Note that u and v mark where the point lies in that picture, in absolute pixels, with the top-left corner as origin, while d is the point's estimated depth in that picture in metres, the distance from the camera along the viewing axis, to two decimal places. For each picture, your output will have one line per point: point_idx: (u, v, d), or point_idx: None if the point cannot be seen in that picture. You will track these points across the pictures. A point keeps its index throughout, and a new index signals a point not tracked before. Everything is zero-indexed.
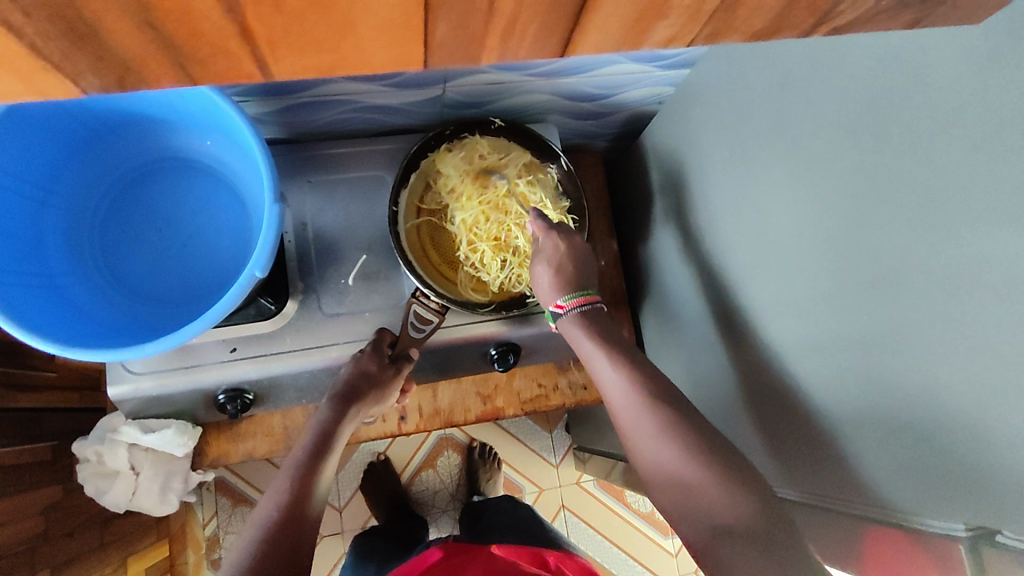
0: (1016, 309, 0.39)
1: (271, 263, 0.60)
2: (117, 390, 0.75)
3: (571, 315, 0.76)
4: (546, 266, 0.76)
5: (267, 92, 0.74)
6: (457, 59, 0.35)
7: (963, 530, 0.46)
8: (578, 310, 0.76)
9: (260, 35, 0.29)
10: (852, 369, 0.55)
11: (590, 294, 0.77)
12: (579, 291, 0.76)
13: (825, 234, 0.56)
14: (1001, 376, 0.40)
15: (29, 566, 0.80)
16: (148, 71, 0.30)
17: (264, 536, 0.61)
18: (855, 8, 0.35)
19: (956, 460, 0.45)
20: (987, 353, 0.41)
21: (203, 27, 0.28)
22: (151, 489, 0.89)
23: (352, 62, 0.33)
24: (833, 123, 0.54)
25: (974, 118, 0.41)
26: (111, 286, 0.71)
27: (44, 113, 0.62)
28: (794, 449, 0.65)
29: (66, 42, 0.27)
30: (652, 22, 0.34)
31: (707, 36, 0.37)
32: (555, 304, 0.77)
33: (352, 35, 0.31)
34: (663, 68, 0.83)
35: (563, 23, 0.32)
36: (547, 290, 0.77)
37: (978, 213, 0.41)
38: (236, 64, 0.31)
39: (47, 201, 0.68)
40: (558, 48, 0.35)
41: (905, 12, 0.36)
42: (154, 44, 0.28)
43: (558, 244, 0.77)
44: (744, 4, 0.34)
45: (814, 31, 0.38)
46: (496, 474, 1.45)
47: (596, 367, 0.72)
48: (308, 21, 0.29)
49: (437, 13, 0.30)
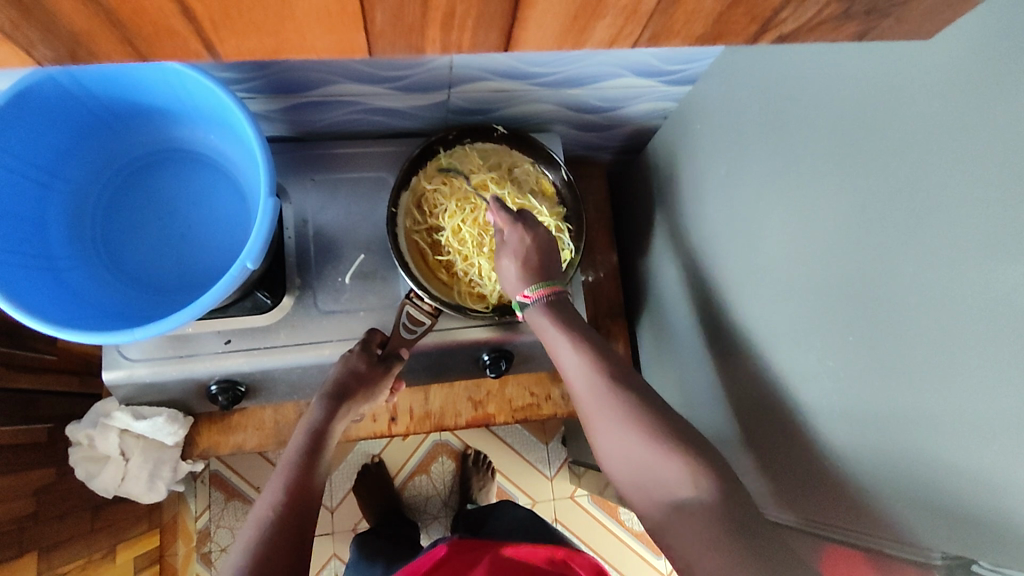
0: (991, 322, 0.39)
1: (263, 255, 0.61)
2: (112, 375, 0.76)
3: (537, 306, 0.73)
4: (511, 257, 0.74)
5: (275, 90, 0.75)
6: (400, 47, 0.37)
7: (939, 559, 0.45)
8: (545, 301, 0.73)
9: (201, 16, 0.31)
10: (833, 387, 0.55)
11: (553, 285, 0.74)
12: (546, 283, 0.74)
13: (818, 252, 0.56)
14: (974, 389, 0.41)
15: (17, 545, 0.81)
16: (95, 43, 0.32)
17: (262, 538, 0.61)
18: (796, 18, 0.38)
19: (933, 477, 0.45)
20: (960, 366, 0.42)
21: (143, 4, 0.30)
22: (139, 476, 0.90)
23: (295, 47, 0.36)
24: (825, 143, 0.54)
25: (953, 138, 0.42)
26: (109, 272, 0.73)
27: (55, 101, 0.64)
28: (778, 468, 0.64)
29: (14, 12, 0.29)
30: (590, 21, 0.36)
31: (650, 37, 0.39)
32: (520, 293, 0.74)
33: (292, 19, 0.33)
34: (666, 83, 0.84)
35: (499, 19, 0.35)
36: (512, 281, 0.74)
37: (959, 233, 0.41)
38: (183, 43, 0.33)
39: (50, 185, 0.70)
40: (500, 45, 0.38)
41: (849, 22, 0.39)
42: (99, 18, 0.30)
43: (525, 237, 0.73)
44: (681, 8, 0.36)
45: (760, 37, 0.41)
46: (489, 483, 1.43)
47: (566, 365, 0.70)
48: (246, 4, 0.31)
49: (373, 2, 0.32)
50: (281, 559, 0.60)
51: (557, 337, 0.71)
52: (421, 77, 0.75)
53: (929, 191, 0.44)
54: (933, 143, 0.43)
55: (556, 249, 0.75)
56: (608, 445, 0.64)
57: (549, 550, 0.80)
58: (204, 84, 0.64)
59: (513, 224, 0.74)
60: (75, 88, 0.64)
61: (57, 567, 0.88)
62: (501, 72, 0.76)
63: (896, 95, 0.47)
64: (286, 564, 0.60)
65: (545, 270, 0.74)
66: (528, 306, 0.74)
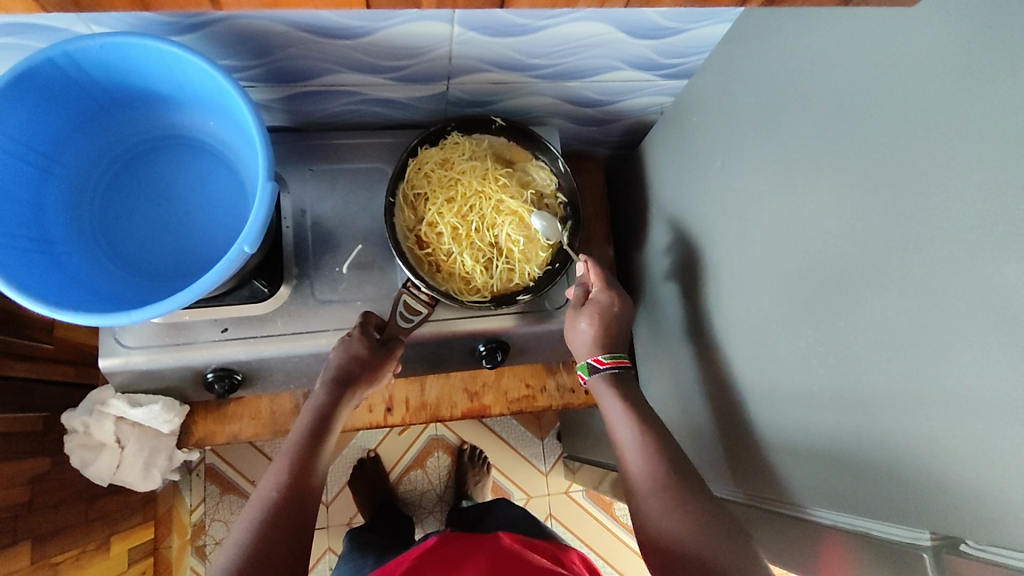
0: (970, 299, 0.40)
1: (260, 240, 0.61)
2: (109, 362, 0.76)
3: (606, 373, 0.76)
4: (593, 319, 0.79)
5: (274, 79, 0.76)
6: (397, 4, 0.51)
7: (927, 539, 0.46)
8: (614, 370, 0.76)
9: None
10: (824, 375, 0.55)
11: (622, 357, 0.78)
12: (614, 352, 0.78)
13: (811, 242, 0.56)
14: (954, 367, 0.42)
15: (11, 533, 0.81)
16: None
17: (264, 519, 0.61)
18: None
19: (916, 460, 0.46)
20: (944, 347, 0.42)
21: None
22: (135, 463, 0.91)
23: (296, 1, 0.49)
24: (820, 131, 0.55)
25: (943, 122, 0.43)
26: (108, 259, 0.73)
27: (54, 87, 0.63)
28: (766, 459, 0.65)
29: None
30: None
31: None
32: (592, 357, 0.78)
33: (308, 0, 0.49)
34: (664, 77, 0.85)
35: None
36: (586, 343, 0.79)
37: (947, 221, 0.42)
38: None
39: (50, 170, 0.71)
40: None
41: None
42: None
43: (612, 302, 0.80)
44: None
45: None
46: (484, 478, 1.42)
47: (618, 432, 0.71)
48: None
49: None
50: (283, 540, 0.60)
51: (620, 409, 0.72)
52: (420, 67, 0.76)
53: (920, 179, 0.44)
54: (925, 131, 0.44)
55: (618, 320, 0.79)
56: (650, 509, 0.63)
57: (544, 545, 0.80)
58: (204, 71, 0.64)
59: (606, 288, 0.81)
60: (79, 76, 0.64)
61: (50, 556, 0.88)
62: (500, 63, 0.77)
63: (888, 81, 0.48)
64: (286, 547, 0.60)
65: (609, 338, 0.78)
66: (598, 371, 0.76)
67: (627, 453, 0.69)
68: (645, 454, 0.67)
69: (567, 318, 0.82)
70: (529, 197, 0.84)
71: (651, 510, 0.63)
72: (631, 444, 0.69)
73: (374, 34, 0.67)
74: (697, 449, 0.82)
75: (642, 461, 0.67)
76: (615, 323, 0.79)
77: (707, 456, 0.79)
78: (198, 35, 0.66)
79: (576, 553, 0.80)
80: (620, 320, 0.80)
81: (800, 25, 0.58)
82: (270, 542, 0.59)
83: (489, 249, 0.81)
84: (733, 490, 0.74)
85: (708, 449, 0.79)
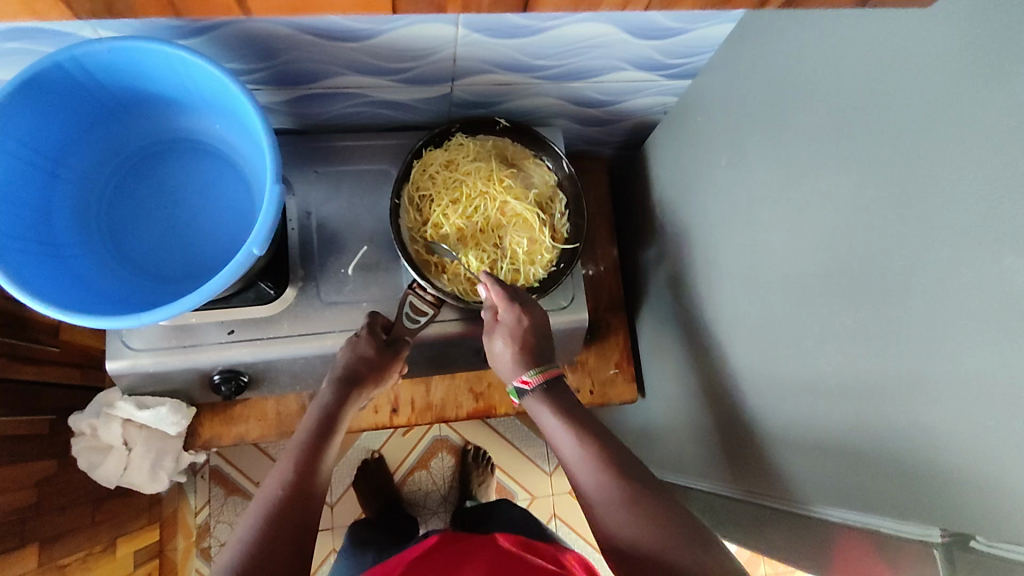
0: (979, 298, 0.40)
1: (269, 242, 0.61)
2: (116, 365, 0.76)
3: (536, 391, 0.71)
4: (506, 340, 0.73)
5: (279, 81, 0.76)
6: (423, 8, 0.51)
7: (938, 536, 0.47)
8: (544, 386, 0.71)
9: None
10: (831, 374, 0.55)
11: (549, 369, 0.72)
12: (541, 366, 0.72)
13: (816, 240, 0.56)
14: (963, 365, 0.42)
15: (19, 535, 0.81)
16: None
17: (268, 518, 0.61)
18: None
19: (927, 458, 0.46)
20: (952, 345, 0.42)
21: None
22: (142, 466, 0.91)
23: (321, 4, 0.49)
24: (825, 131, 0.55)
25: (949, 121, 0.43)
26: (116, 262, 0.74)
27: (61, 92, 0.63)
28: (774, 458, 0.65)
29: None
30: None
31: None
32: (518, 378, 0.72)
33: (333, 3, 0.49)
34: (668, 77, 0.85)
35: None
36: (510, 366, 0.73)
37: (954, 218, 0.42)
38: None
39: (59, 174, 0.71)
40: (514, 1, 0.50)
41: None
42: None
43: (520, 318, 0.73)
44: None
45: None
46: (488, 479, 1.44)
47: (562, 446, 0.67)
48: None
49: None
50: (286, 539, 0.60)
51: (560, 427, 0.67)
52: (425, 69, 0.76)
53: (925, 178, 0.45)
54: (930, 129, 0.44)
55: (536, 331, 0.73)
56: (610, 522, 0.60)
57: (542, 546, 0.80)
58: (212, 74, 0.64)
59: (509, 303, 0.73)
60: (87, 80, 0.64)
61: (58, 558, 0.89)
62: (504, 64, 0.77)
63: (893, 81, 0.48)
64: (289, 546, 0.60)
65: (530, 352, 0.73)
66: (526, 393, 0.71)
67: (576, 469, 0.65)
68: (596, 468, 0.64)
69: (484, 337, 0.76)
70: (534, 198, 0.84)
71: (620, 530, 0.60)
72: (578, 460, 0.65)
73: (378, 37, 0.68)
74: (703, 447, 0.82)
75: (596, 479, 0.63)
76: (531, 336, 0.73)
77: (714, 455, 0.79)
78: (205, 39, 0.66)
79: (574, 555, 0.80)
80: (539, 330, 0.74)
81: (805, 25, 0.58)
82: (275, 541, 0.59)
83: (495, 250, 0.81)
84: (740, 489, 0.74)
85: (714, 448, 0.79)
